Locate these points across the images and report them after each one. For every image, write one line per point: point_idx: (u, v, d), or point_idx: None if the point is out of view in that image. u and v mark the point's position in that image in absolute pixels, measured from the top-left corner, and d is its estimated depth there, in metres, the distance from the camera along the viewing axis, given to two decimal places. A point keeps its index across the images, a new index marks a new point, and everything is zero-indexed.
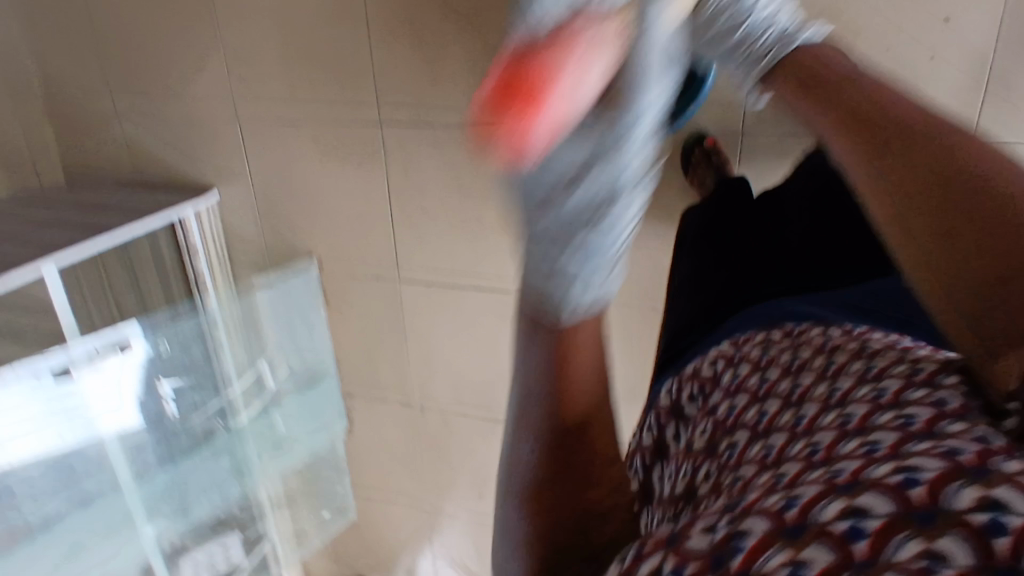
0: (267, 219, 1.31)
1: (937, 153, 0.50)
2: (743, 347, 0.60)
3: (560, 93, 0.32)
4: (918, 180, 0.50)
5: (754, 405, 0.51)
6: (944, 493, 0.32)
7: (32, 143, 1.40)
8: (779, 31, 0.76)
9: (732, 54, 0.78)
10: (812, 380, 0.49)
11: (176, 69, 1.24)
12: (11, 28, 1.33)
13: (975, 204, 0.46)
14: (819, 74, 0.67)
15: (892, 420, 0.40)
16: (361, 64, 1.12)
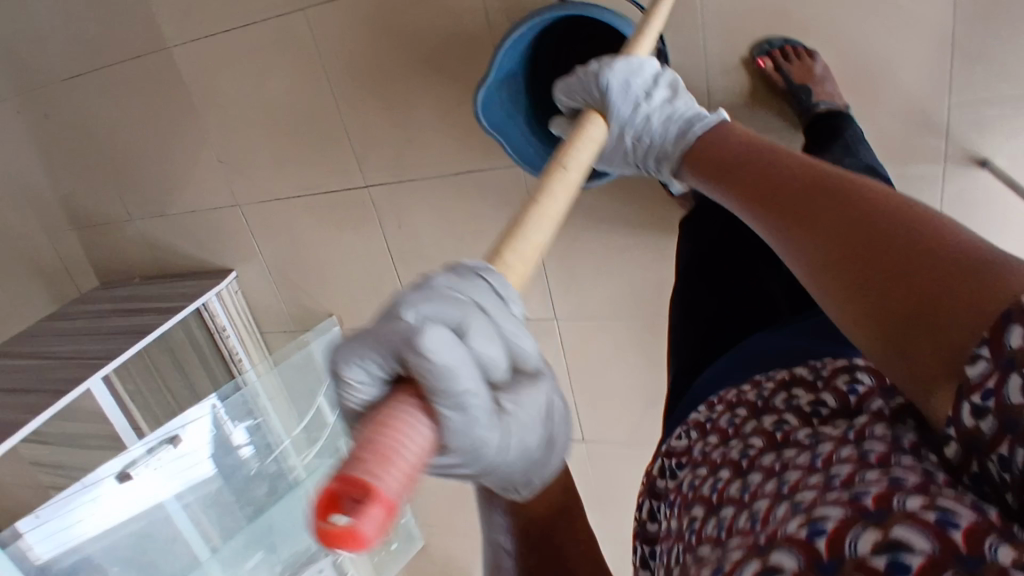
0: (285, 291, 1.38)
1: (839, 208, 0.52)
2: (703, 429, 0.64)
3: (384, 486, 0.30)
4: (829, 238, 0.52)
5: (717, 481, 0.55)
6: (848, 537, 0.38)
7: (67, 254, 1.51)
8: (678, 128, 0.75)
9: (644, 156, 0.80)
10: (759, 449, 0.54)
11: (173, 169, 1.30)
12: (22, 156, 1.42)
13: (886, 250, 0.47)
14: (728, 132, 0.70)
15: (820, 478, 0.45)
16: (338, 138, 1.16)
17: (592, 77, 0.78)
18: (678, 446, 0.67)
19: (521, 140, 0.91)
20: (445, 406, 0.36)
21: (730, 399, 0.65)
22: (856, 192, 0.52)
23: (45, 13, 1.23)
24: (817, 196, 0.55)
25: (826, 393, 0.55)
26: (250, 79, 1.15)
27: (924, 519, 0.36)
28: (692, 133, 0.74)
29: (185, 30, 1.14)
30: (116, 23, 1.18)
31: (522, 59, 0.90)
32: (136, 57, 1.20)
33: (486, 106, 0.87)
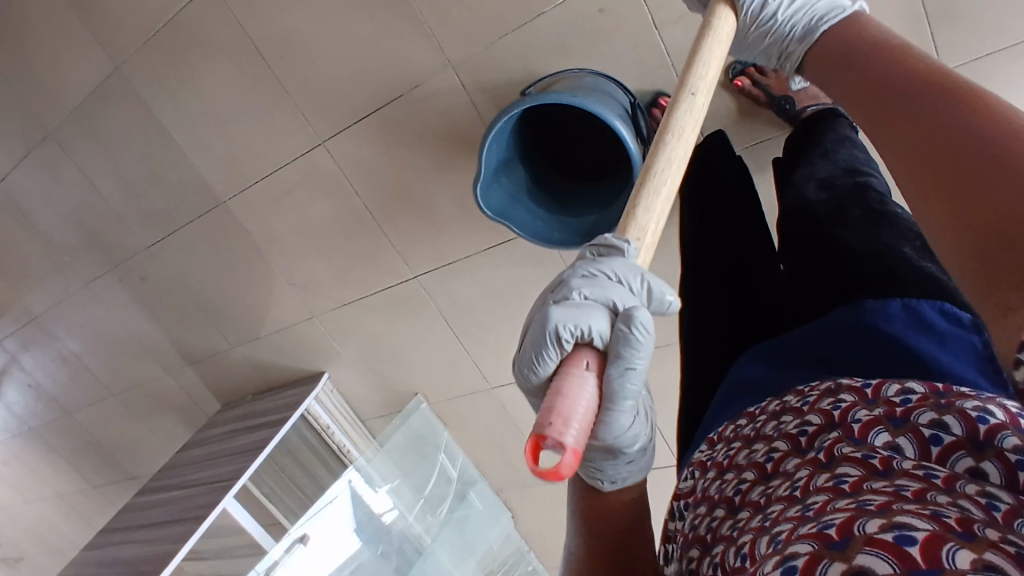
0: (372, 379, 1.51)
1: (928, 120, 0.47)
2: (708, 456, 0.62)
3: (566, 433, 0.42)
4: (919, 144, 0.46)
5: (725, 517, 0.52)
6: (817, 569, 0.35)
7: (190, 387, 1.72)
8: (808, 19, 0.71)
9: (767, 54, 0.75)
10: (752, 479, 0.52)
11: (253, 298, 1.47)
12: (133, 318, 1.64)
13: (964, 131, 0.43)
14: (838, 44, 0.65)
15: (798, 509, 0.43)
16: (379, 241, 1.27)
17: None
18: (686, 485, 0.64)
19: (529, 217, 1.00)
20: (615, 365, 0.48)
21: (727, 434, 0.61)
22: (961, 105, 0.45)
23: (122, 199, 1.43)
24: (914, 106, 0.49)
25: (810, 411, 0.52)
26: (294, 209, 1.29)
27: (884, 540, 0.34)
28: (822, 27, 0.68)
29: (233, 183, 1.30)
30: (179, 192, 1.36)
31: (512, 142, 0.99)
32: (201, 215, 1.38)
33: (487, 199, 0.95)
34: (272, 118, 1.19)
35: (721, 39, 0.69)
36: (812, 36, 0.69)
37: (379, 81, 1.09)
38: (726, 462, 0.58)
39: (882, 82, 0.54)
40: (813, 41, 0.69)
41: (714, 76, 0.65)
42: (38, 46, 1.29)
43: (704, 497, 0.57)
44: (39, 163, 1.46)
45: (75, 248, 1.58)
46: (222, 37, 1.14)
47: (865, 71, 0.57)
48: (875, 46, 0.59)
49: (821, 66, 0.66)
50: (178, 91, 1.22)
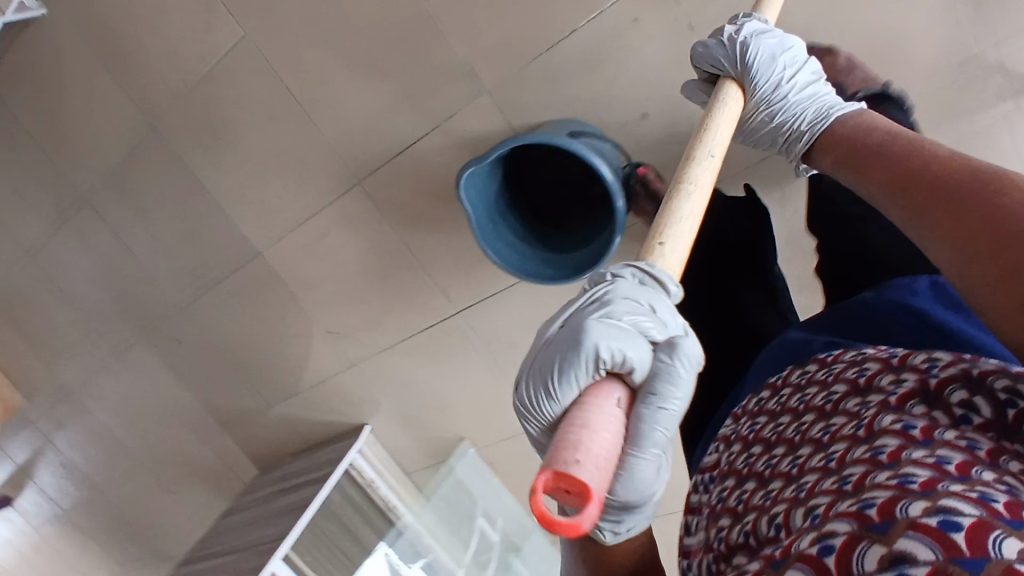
0: (415, 428, 1.46)
1: (966, 204, 0.47)
2: (732, 434, 0.62)
3: (590, 477, 0.38)
4: (977, 228, 0.46)
5: (757, 491, 0.51)
6: (856, 549, 0.34)
7: (226, 453, 1.67)
8: (817, 107, 0.73)
9: (772, 137, 0.77)
10: (783, 453, 0.52)
11: (291, 351, 1.44)
12: (166, 383, 1.61)
13: (970, 202, 0.47)
14: (838, 128, 0.69)
15: (834, 481, 0.42)
16: (418, 280, 1.25)
17: (732, 44, 0.74)
18: (709, 459, 0.64)
19: (489, 223, 1.01)
20: (648, 403, 0.47)
21: (752, 408, 0.63)
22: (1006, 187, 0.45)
23: (156, 260, 1.43)
24: (956, 189, 0.48)
25: (840, 380, 0.52)
26: (331, 254, 1.28)
27: (927, 525, 0.33)
28: (834, 115, 0.71)
29: (268, 233, 1.30)
30: (213, 247, 1.36)
31: (501, 197, 1.04)
32: (236, 268, 1.37)
33: (466, 182, 0.96)
34: (307, 163, 1.20)
35: (733, 108, 0.67)
36: (823, 123, 0.71)
37: (416, 113, 1.09)
38: (755, 437, 0.58)
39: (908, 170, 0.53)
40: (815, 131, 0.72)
41: (726, 143, 0.62)
42: (72, 114, 1.32)
43: (735, 471, 0.57)
44: (74, 231, 1.47)
45: (110, 316, 1.57)
46: (255, 87, 1.15)
47: (882, 155, 0.57)
48: (889, 137, 0.59)
49: (837, 157, 0.66)
50: (212, 144, 1.24)
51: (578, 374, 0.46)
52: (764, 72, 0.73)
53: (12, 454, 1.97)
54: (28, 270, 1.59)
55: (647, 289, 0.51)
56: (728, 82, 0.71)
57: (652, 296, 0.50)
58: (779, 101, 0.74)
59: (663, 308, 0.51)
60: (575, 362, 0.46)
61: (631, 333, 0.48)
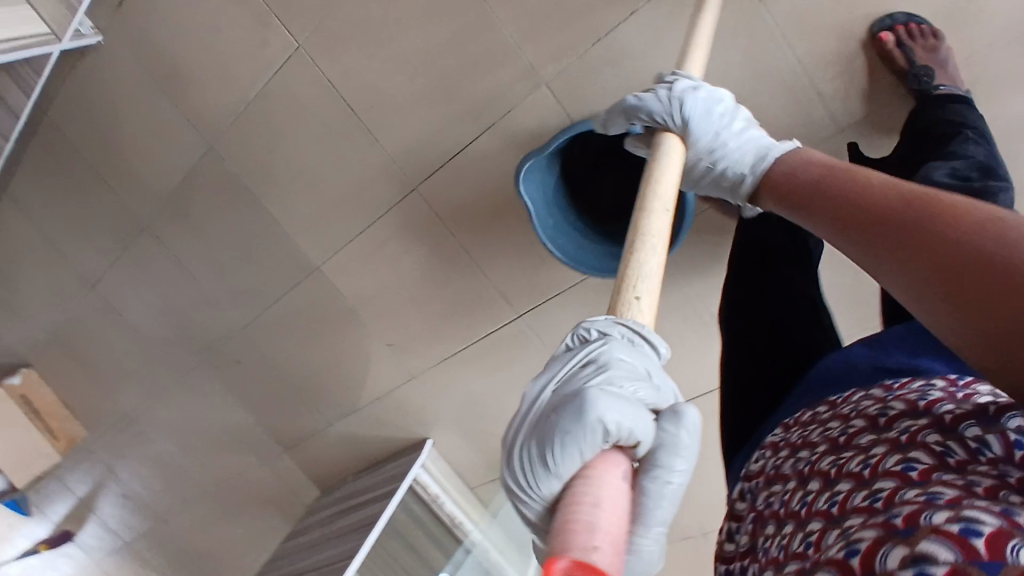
0: (478, 441, 1.42)
1: (912, 232, 0.41)
2: (781, 436, 0.57)
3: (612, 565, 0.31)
4: (911, 249, 0.40)
5: (797, 492, 0.48)
6: (879, 552, 0.33)
7: (286, 476, 1.66)
8: (754, 148, 0.70)
9: (712, 184, 0.73)
10: (826, 452, 0.48)
11: (349, 367, 1.42)
12: (226, 407, 1.61)
13: (895, 218, 0.43)
14: (776, 167, 0.65)
15: (864, 495, 0.39)
16: (477, 285, 1.23)
17: (668, 99, 0.71)
18: (755, 467, 0.58)
19: (552, 224, 0.94)
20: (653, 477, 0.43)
21: (807, 418, 0.55)
22: (939, 215, 0.40)
23: (214, 282, 1.44)
24: (891, 218, 0.43)
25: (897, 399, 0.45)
26: (388, 264, 1.27)
27: (949, 530, 0.31)
28: (770, 156, 0.67)
29: (325, 247, 1.29)
30: (271, 265, 1.36)
31: (563, 193, 0.97)
32: (294, 285, 1.37)
33: (523, 187, 0.90)
34: (364, 173, 1.19)
35: (673, 152, 0.68)
36: (762, 164, 0.67)
37: (472, 113, 1.08)
38: (798, 442, 0.53)
39: (846, 205, 0.48)
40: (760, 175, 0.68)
41: (673, 194, 0.60)
42: (130, 142, 1.33)
43: (782, 476, 0.52)
44: (134, 258, 1.49)
45: (169, 342, 1.58)
46: (312, 100, 1.16)
47: (827, 188, 0.52)
48: (823, 174, 0.55)
49: (779, 197, 0.61)
50: (269, 161, 1.24)
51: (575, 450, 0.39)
52: (701, 122, 0.70)
53: (73, 488, 1.98)
54: (86, 303, 1.60)
55: (639, 349, 0.48)
56: (670, 138, 0.70)
57: (641, 359, 0.47)
58: (719, 147, 0.71)
59: (655, 373, 0.48)
60: (574, 434, 0.40)
61: (632, 407, 0.43)
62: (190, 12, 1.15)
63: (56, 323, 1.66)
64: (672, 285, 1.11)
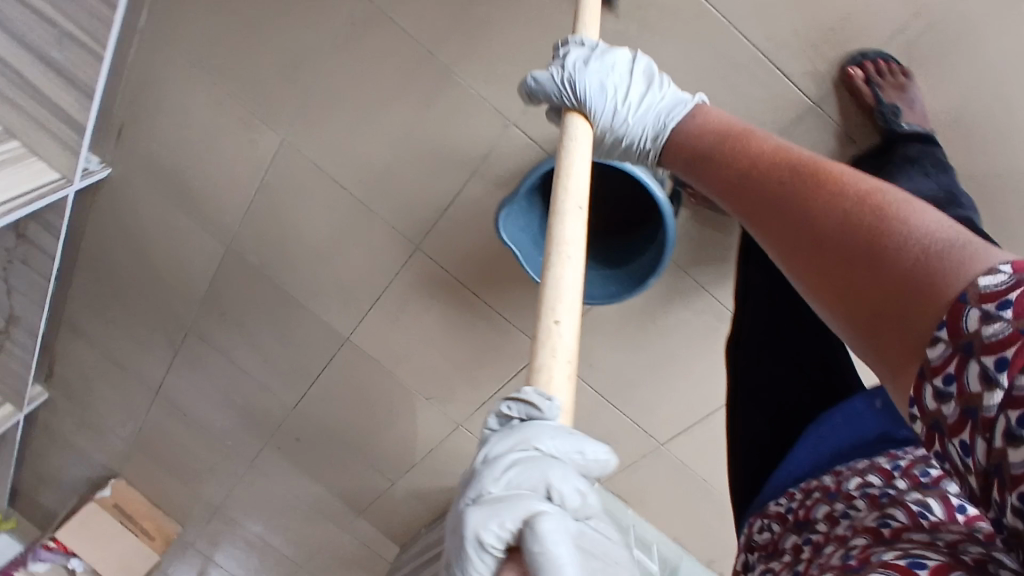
0: None
1: (802, 207, 0.54)
2: (787, 502, 0.71)
3: None
4: (803, 230, 0.53)
5: (800, 560, 0.62)
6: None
7: (365, 537, 1.71)
8: (654, 117, 0.75)
9: (624, 154, 0.79)
10: (824, 530, 0.63)
11: (399, 426, 1.46)
12: (298, 481, 1.67)
13: (830, 233, 0.50)
14: (682, 139, 0.73)
15: (851, 552, 0.55)
16: (499, 326, 1.24)
17: (560, 82, 0.72)
18: (759, 539, 0.71)
19: (539, 257, 0.94)
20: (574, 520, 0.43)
21: (808, 486, 0.71)
22: (827, 187, 0.52)
23: (261, 370, 1.50)
24: (791, 191, 0.56)
25: (899, 481, 0.62)
26: (412, 323, 1.30)
27: (898, 564, 0.45)
28: (670, 126, 0.74)
29: (351, 318, 1.34)
30: (306, 344, 1.42)
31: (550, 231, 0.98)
32: (330, 358, 1.42)
33: (505, 224, 0.91)
34: (369, 242, 1.22)
35: (584, 138, 0.66)
36: (663, 134, 0.74)
37: (455, 167, 1.10)
38: (800, 514, 0.68)
39: (744, 174, 0.61)
40: (666, 136, 0.74)
41: (585, 186, 0.59)
42: (157, 259, 1.40)
43: (781, 551, 0.66)
44: (184, 362, 1.56)
45: (234, 432, 1.66)
46: (306, 184, 1.20)
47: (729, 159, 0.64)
48: (724, 138, 0.67)
49: (685, 160, 0.72)
50: (282, 251, 1.30)
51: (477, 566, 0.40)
52: (600, 102, 0.74)
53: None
54: (154, 410, 1.70)
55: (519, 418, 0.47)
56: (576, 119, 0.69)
57: (530, 436, 0.46)
58: (620, 122, 0.75)
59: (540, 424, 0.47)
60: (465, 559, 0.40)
61: (523, 474, 0.44)
62: (181, 131, 1.20)
63: (132, 432, 1.77)
64: (686, 292, 1.09)
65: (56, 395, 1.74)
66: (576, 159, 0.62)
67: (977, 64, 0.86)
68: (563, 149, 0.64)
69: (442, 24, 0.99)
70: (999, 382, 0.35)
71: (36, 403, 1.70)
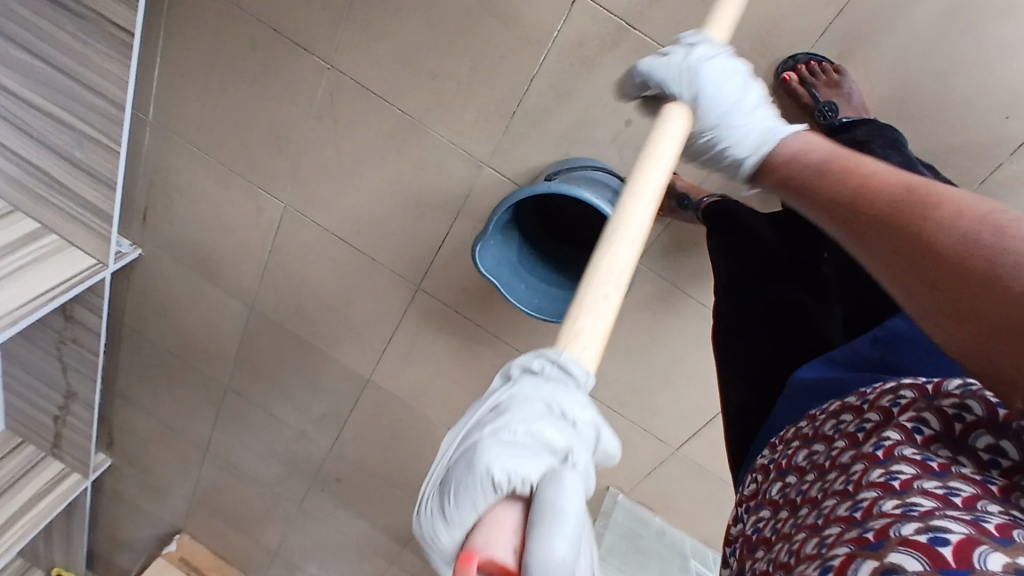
0: None
1: (897, 242, 0.48)
2: (773, 462, 0.65)
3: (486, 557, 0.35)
4: (902, 253, 0.47)
5: (790, 514, 0.56)
6: (853, 565, 0.40)
7: (414, 568, 1.78)
8: (758, 129, 0.73)
9: (719, 159, 0.76)
10: (811, 475, 0.57)
11: (428, 456, 1.53)
12: (344, 520, 1.75)
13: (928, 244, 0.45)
14: (773, 155, 0.71)
15: (849, 508, 0.47)
16: (504, 351, 1.31)
17: (679, 69, 0.69)
18: (747, 490, 0.68)
19: (521, 286, 1.01)
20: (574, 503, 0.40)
21: (791, 435, 0.65)
22: (928, 208, 0.47)
23: (295, 417, 1.60)
24: (899, 206, 0.49)
25: (871, 410, 0.56)
26: (424, 358, 1.38)
27: (917, 542, 0.38)
28: (773, 140, 0.72)
29: (368, 360, 1.42)
30: (332, 388, 1.50)
31: (528, 256, 1.04)
32: (355, 399, 1.50)
33: (483, 259, 0.97)
34: (373, 288, 1.31)
35: (678, 127, 0.63)
36: (766, 147, 0.72)
37: (439, 210, 1.18)
38: (788, 462, 0.62)
39: (856, 188, 0.54)
40: (764, 151, 0.73)
41: (671, 163, 0.58)
42: (190, 324, 1.52)
43: (770, 501, 0.62)
44: (226, 418, 1.67)
45: (279, 479, 1.75)
46: (310, 241, 1.29)
47: (826, 174, 0.60)
48: (820, 163, 0.62)
49: (781, 181, 0.68)
50: (298, 304, 1.39)
51: (479, 492, 0.37)
52: (713, 100, 0.70)
53: None
54: (206, 466, 1.81)
55: (549, 387, 0.45)
56: (677, 105, 0.67)
57: (560, 393, 0.44)
58: (726, 123, 0.72)
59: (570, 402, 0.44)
60: (468, 481, 0.38)
61: (546, 428, 0.42)
62: (196, 208, 1.32)
63: (188, 489, 1.88)
64: (673, 300, 1.13)
65: (118, 460, 1.88)
66: (660, 142, 0.60)
67: (903, 52, 0.91)
68: (665, 136, 0.61)
69: (408, 85, 1.08)
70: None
71: (100, 469, 1.84)
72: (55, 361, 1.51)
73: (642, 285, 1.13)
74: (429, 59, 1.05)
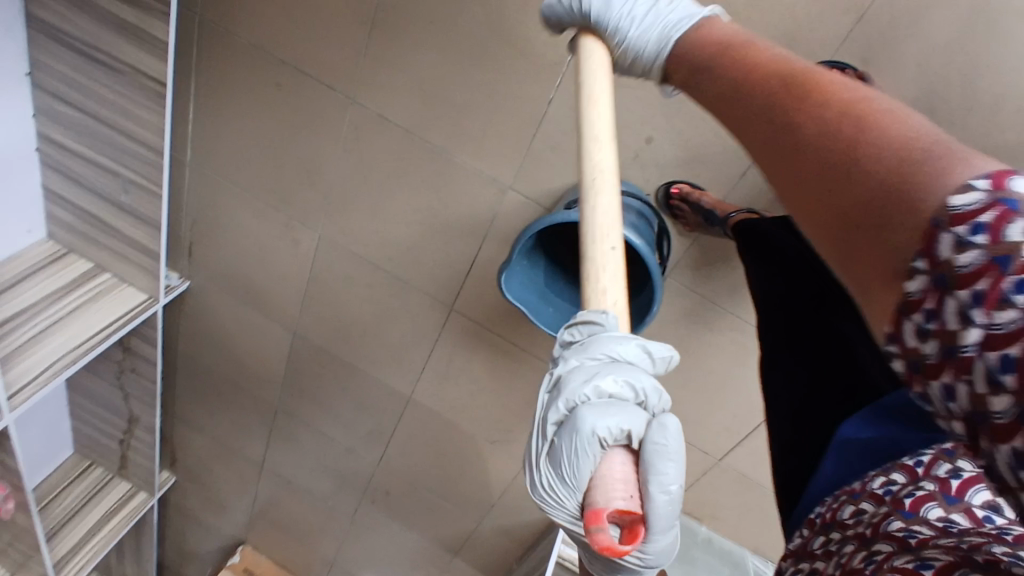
0: None
1: (785, 132, 0.50)
2: (820, 514, 0.65)
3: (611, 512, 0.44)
4: (788, 156, 0.50)
5: (818, 562, 0.59)
6: None
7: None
8: (659, 24, 0.70)
9: (632, 69, 0.74)
10: (842, 528, 0.60)
11: (472, 469, 1.56)
12: (395, 529, 1.80)
13: (802, 150, 0.48)
14: (679, 56, 0.69)
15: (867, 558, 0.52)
16: (540, 368, 1.32)
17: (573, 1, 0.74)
18: (791, 546, 0.67)
19: (549, 310, 1.02)
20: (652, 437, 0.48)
21: (840, 493, 0.66)
22: (814, 99, 0.49)
23: (343, 434, 1.64)
24: (780, 108, 0.52)
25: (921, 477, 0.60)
26: (462, 375, 1.40)
27: (907, 567, 0.46)
28: (674, 35, 0.69)
29: (408, 379, 1.45)
30: (375, 407, 1.54)
31: (555, 281, 1.05)
32: (399, 416, 1.54)
33: (511, 287, 0.98)
34: (408, 310, 1.34)
35: (602, 68, 0.67)
36: (668, 42, 0.69)
37: (468, 234, 1.19)
38: (826, 516, 0.64)
39: (745, 81, 0.57)
40: (668, 45, 0.69)
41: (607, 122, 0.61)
42: (239, 350, 1.58)
43: (810, 555, 0.61)
44: (278, 437, 1.74)
45: (331, 492, 1.81)
46: (345, 268, 1.33)
47: (722, 62, 0.62)
48: (720, 49, 0.64)
49: (684, 74, 0.68)
50: (338, 327, 1.43)
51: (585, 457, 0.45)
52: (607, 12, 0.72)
53: None
54: (262, 482, 1.88)
55: (592, 344, 0.51)
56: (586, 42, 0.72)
57: (605, 344, 0.51)
58: (624, 29, 0.71)
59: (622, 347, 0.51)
60: (574, 449, 0.46)
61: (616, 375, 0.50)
62: (237, 241, 1.37)
63: (247, 503, 1.96)
64: (706, 313, 1.12)
65: (181, 477, 1.97)
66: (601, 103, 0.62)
67: (934, 54, 0.87)
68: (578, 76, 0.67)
69: (429, 114, 1.09)
70: (974, 318, 0.36)
71: (165, 487, 1.94)
72: (118, 389, 1.60)
73: (674, 300, 1.13)
74: (449, 89, 1.06)
